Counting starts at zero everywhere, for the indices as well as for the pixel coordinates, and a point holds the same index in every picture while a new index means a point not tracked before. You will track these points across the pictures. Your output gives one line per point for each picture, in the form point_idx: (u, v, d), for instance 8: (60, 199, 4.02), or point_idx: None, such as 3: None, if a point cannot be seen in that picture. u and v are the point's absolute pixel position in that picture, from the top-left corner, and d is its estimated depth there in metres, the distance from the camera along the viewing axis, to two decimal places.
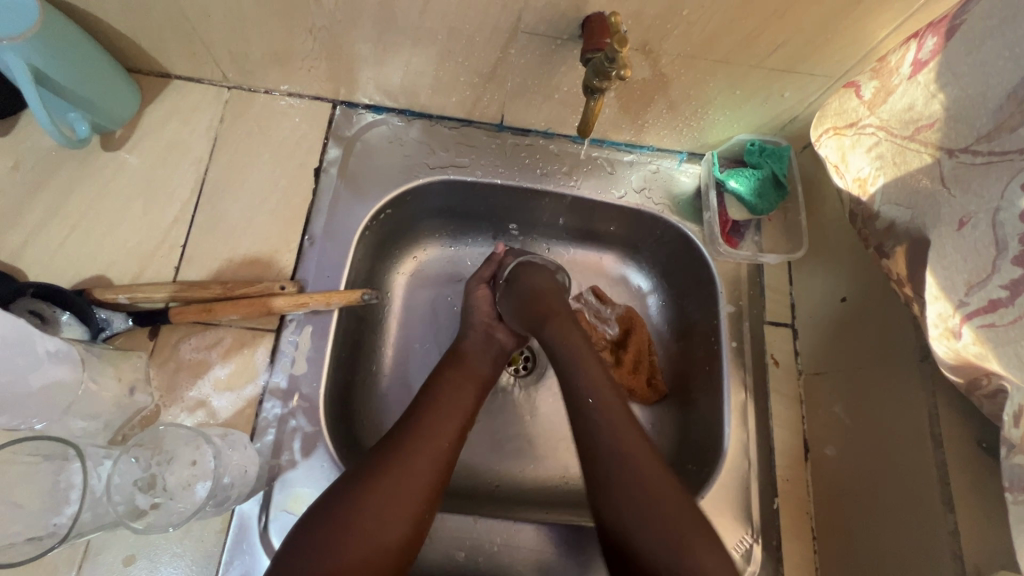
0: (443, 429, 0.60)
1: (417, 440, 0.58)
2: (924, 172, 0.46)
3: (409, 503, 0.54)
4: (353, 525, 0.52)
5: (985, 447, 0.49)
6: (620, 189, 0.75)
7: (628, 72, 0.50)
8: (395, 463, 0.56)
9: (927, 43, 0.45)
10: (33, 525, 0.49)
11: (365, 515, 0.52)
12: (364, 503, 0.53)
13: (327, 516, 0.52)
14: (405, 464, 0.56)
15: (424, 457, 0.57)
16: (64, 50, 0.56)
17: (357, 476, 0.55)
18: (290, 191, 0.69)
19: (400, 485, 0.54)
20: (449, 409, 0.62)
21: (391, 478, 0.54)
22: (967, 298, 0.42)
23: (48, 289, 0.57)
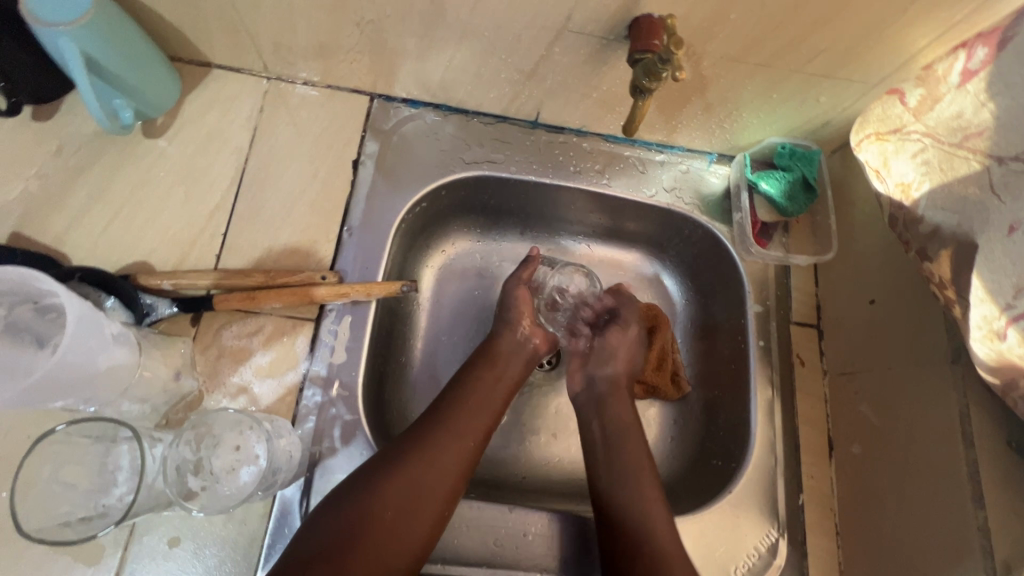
0: (467, 424, 0.60)
1: (441, 435, 0.58)
2: (971, 181, 0.47)
3: (430, 500, 0.55)
4: (374, 519, 0.52)
5: (1014, 446, 0.52)
6: (650, 188, 0.76)
7: (683, 75, 0.51)
8: (418, 460, 0.56)
9: (978, 53, 0.47)
10: (86, 504, 0.50)
11: (385, 504, 0.53)
12: (385, 499, 0.53)
13: (349, 509, 0.53)
14: (427, 461, 0.56)
15: (449, 452, 0.58)
16: (114, 37, 0.57)
17: (379, 470, 0.55)
18: (329, 182, 0.70)
19: (424, 483, 0.55)
20: (474, 405, 0.62)
21: (414, 478, 0.55)
22: (1014, 301, 0.43)
23: (96, 274, 0.58)
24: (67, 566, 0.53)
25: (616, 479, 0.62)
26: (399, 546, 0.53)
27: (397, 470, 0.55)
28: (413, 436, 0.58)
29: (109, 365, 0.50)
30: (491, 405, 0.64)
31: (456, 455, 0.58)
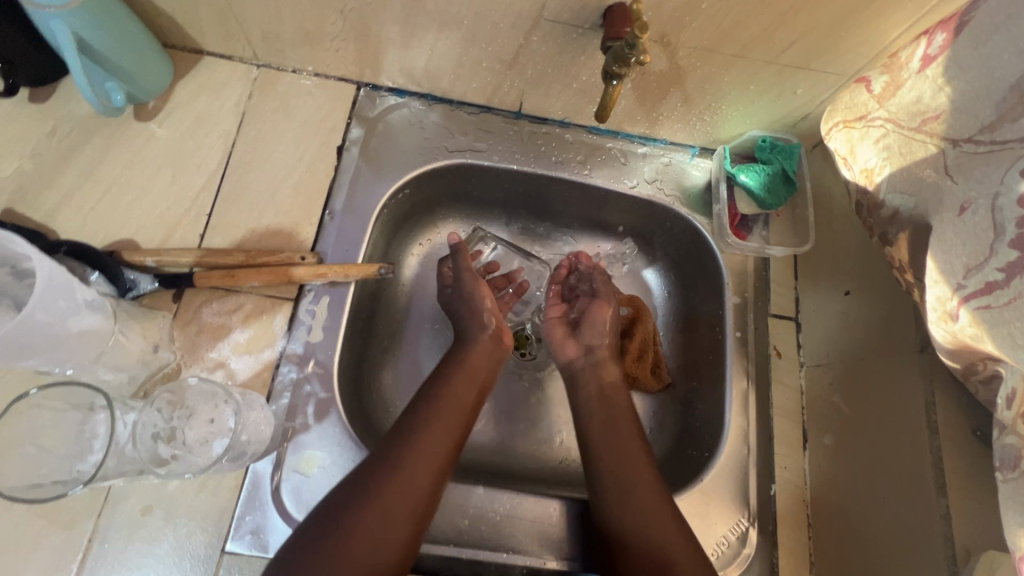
0: (435, 436, 0.57)
1: (407, 456, 0.55)
2: (927, 163, 0.48)
3: (405, 520, 0.53)
4: (351, 547, 0.50)
5: (978, 434, 0.52)
6: (631, 181, 0.76)
7: (648, 58, 0.52)
8: (386, 482, 0.53)
9: (937, 39, 0.47)
10: (59, 469, 0.52)
11: (371, 521, 0.51)
12: (352, 530, 0.51)
13: (320, 536, 0.50)
14: (392, 485, 0.53)
15: (417, 470, 0.54)
16: (106, 20, 0.58)
17: (348, 498, 0.52)
18: (313, 167, 0.71)
19: (394, 506, 0.52)
20: (438, 416, 0.59)
21: (382, 504, 0.52)
22: (964, 281, 0.44)
23: (81, 248, 0.60)
24: (43, 530, 0.54)
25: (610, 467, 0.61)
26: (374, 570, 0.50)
27: (364, 497, 0.52)
28: (382, 456, 0.55)
29: (81, 330, 0.51)
30: (462, 410, 0.60)
31: (427, 471, 0.55)
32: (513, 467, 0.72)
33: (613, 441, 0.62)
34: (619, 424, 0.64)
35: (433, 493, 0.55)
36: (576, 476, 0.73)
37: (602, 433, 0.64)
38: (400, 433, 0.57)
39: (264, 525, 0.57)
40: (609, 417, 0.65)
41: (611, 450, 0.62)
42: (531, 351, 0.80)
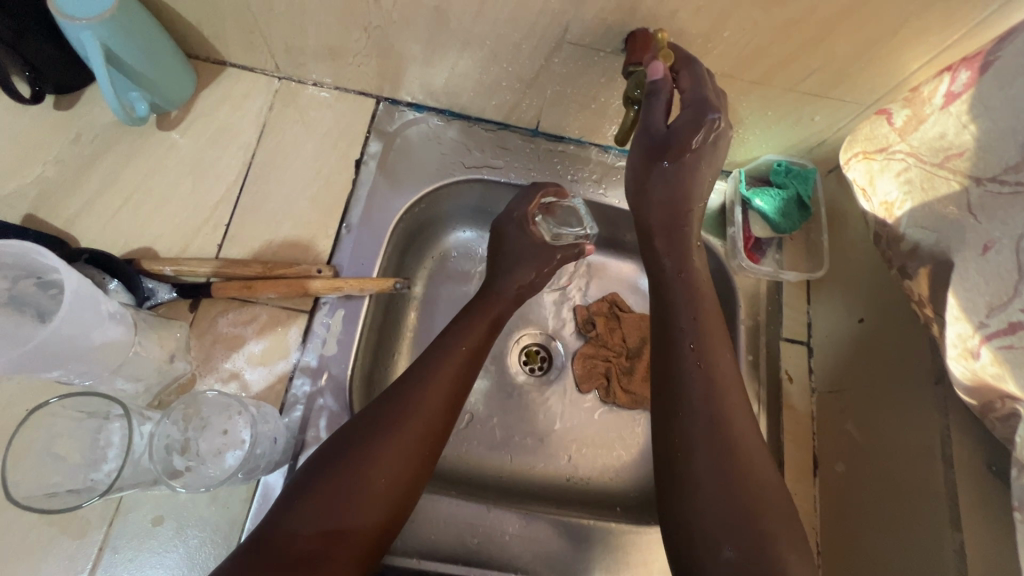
0: (454, 377, 0.58)
1: (427, 393, 0.56)
2: (951, 200, 0.50)
3: (418, 452, 0.53)
4: (358, 489, 0.50)
5: (994, 471, 0.51)
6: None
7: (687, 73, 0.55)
8: (407, 415, 0.54)
9: (961, 76, 0.50)
10: (74, 478, 0.52)
11: (373, 470, 0.51)
12: (370, 461, 0.51)
13: (328, 474, 0.50)
14: (414, 419, 0.54)
15: (436, 407, 0.55)
16: (135, 32, 0.59)
17: (367, 427, 0.53)
18: (331, 180, 0.72)
19: (416, 442, 0.53)
20: (459, 358, 0.59)
21: (405, 437, 0.53)
22: (987, 319, 0.46)
23: (101, 256, 0.60)
24: (55, 537, 0.54)
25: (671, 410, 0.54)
26: (386, 506, 0.51)
27: (381, 429, 0.53)
28: (400, 392, 0.55)
29: (104, 342, 0.52)
30: (480, 353, 0.62)
31: (442, 408, 0.56)
32: (522, 484, 0.72)
33: (722, 446, 0.50)
34: (726, 413, 0.52)
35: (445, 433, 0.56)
36: (586, 497, 0.73)
37: (692, 384, 0.53)
38: (419, 370, 0.57)
39: None
40: (706, 382, 0.53)
41: (708, 465, 0.49)
42: (541, 366, 0.79)
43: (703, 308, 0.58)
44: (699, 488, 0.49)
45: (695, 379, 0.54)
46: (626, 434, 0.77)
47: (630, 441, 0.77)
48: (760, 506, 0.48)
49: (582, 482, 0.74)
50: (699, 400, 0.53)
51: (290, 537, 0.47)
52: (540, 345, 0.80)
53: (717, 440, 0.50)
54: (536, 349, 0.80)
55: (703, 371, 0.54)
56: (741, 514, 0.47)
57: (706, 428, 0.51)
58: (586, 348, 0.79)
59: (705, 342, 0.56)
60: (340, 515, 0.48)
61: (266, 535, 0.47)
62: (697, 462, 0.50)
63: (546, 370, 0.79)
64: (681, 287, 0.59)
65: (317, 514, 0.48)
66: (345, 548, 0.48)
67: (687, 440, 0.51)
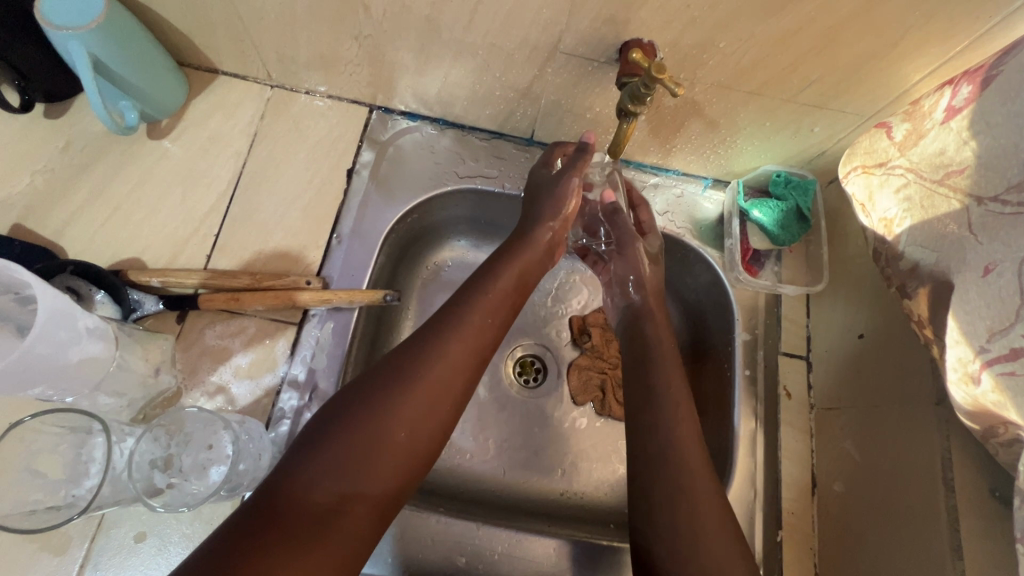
0: (479, 330, 0.56)
1: (453, 345, 0.53)
2: (951, 218, 0.48)
3: (441, 408, 0.51)
4: (380, 442, 0.47)
5: (997, 495, 0.49)
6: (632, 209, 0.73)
7: (683, 91, 0.50)
8: (428, 368, 0.51)
9: (962, 91, 0.48)
10: (53, 494, 0.51)
11: (395, 423, 0.48)
12: (391, 413, 0.48)
13: (346, 424, 0.47)
14: (437, 372, 0.51)
15: (458, 359, 0.53)
16: (124, 41, 0.59)
17: (386, 380, 0.50)
18: (322, 190, 0.71)
19: (437, 396, 0.51)
20: (482, 312, 0.57)
21: (427, 391, 0.50)
22: (988, 344, 0.44)
23: (87, 268, 0.60)
24: (36, 553, 0.54)
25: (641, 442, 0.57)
26: (406, 463, 0.48)
27: (403, 380, 0.50)
28: (414, 351, 0.52)
29: (82, 359, 0.52)
30: (505, 304, 0.60)
31: (468, 361, 0.54)
32: (515, 498, 0.71)
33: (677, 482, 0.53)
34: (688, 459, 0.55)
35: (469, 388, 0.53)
36: (580, 513, 0.71)
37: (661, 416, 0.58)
38: (445, 324, 0.55)
39: None
40: (672, 425, 0.57)
41: (667, 508, 0.52)
42: (535, 377, 0.78)
43: (667, 355, 0.63)
44: (671, 527, 0.51)
45: (665, 423, 0.57)
46: (621, 448, 0.75)
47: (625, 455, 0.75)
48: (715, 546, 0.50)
49: (575, 497, 0.72)
50: (662, 447, 0.56)
51: (304, 492, 0.43)
52: (534, 355, 0.79)
53: (676, 478, 0.54)
54: (531, 360, 0.79)
55: (665, 413, 0.58)
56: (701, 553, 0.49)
57: (674, 475, 0.54)
58: (581, 360, 0.77)
59: (669, 388, 0.60)
60: (358, 472, 0.45)
61: (282, 486, 0.44)
62: (662, 503, 0.53)
63: (540, 381, 0.78)
64: (652, 345, 0.64)
65: (337, 467, 0.45)
66: (362, 506, 0.45)
67: (657, 480, 0.54)
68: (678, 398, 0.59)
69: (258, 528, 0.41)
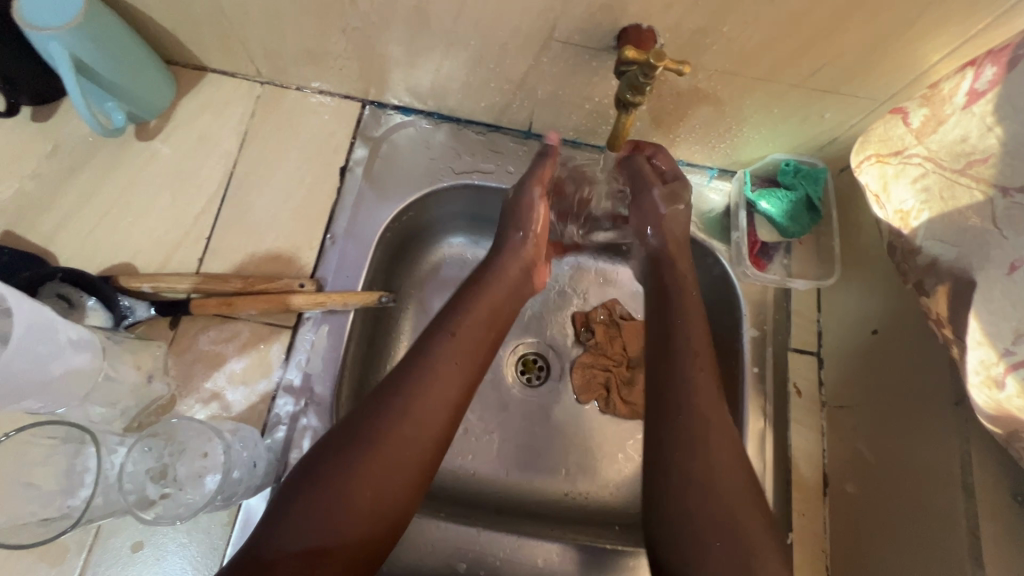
0: (453, 378, 0.52)
1: (420, 395, 0.50)
2: (974, 211, 0.46)
3: (413, 462, 0.48)
4: (349, 500, 0.45)
5: (1020, 500, 0.48)
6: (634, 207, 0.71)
7: (687, 68, 0.49)
8: (397, 423, 0.48)
9: (986, 73, 0.46)
10: (47, 506, 0.50)
11: (363, 481, 0.46)
12: (356, 473, 0.46)
13: (315, 484, 0.45)
14: (402, 425, 0.48)
15: (433, 409, 0.50)
16: (107, 43, 0.57)
17: (352, 432, 0.48)
18: (315, 189, 0.69)
19: (404, 452, 0.48)
20: (454, 359, 0.53)
21: (393, 447, 0.47)
22: (1014, 347, 0.42)
23: (76, 275, 0.58)
24: (33, 564, 0.53)
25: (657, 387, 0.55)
26: (375, 522, 0.46)
27: (371, 434, 0.47)
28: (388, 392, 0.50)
29: (65, 371, 0.51)
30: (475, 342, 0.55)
31: (441, 409, 0.50)
32: (517, 501, 0.70)
33: (693, 441, 0.51)
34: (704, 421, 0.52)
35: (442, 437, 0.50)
36: (584, 515, 0.70)
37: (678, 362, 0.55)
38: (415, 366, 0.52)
39: None
40: (691, 374, 0.54)
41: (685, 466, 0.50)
42: (538, 376, 0.76)
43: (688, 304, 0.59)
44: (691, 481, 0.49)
45: (685, 374, 0.55)
46: (626, 447, 0.73)
47: (631, 454, 0.73)
48: (733, 500, 0.49)
49: (579, 498, 0.71)
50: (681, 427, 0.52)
51: (274, 553, 0.43)
52: (537, 353, 0.77)
53: (695, 438, 0.51)
54: (534, 358, 0.77)
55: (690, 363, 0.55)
56: (723, 512, 0.48)
57: (694, 429, 0.52)
58: (585, 357, 0.75)
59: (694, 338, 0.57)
60: (328, 530, 0.44)
61: (253, 547, 0.43)
62: (683, 458, 0.50)
63: (543, 380, 0.76)
64: (679, 331, 0.58)
65: (305, 527, 0.44)
66: (329, 565, 0.43)
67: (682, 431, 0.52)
68: (698, 348, 0.56)
69: None
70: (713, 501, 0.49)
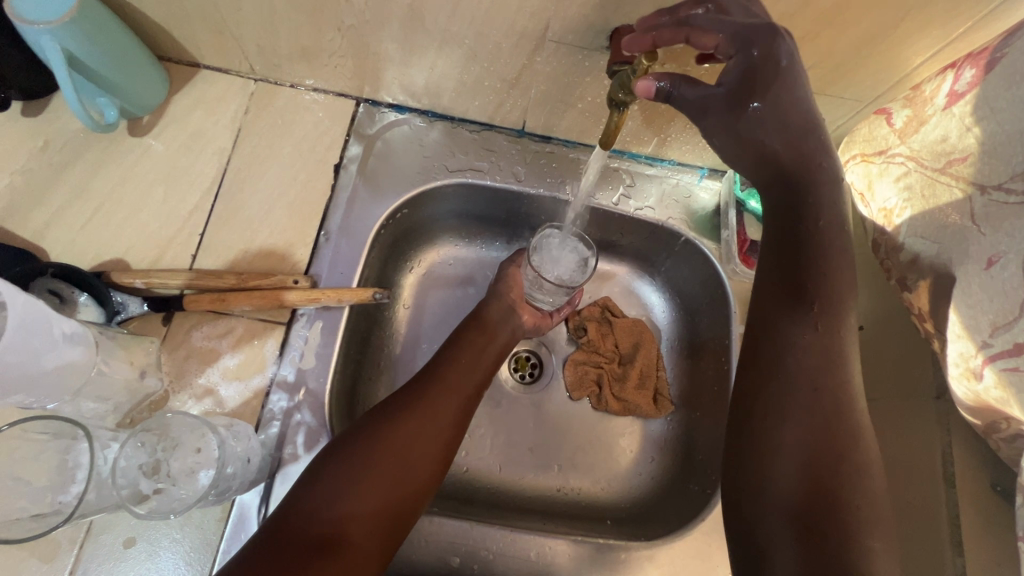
0: (465, 375, 0.60)
1: (438, 390, 0.57)
2: (953, 208, 0.47)
3: (433, 440, 0.54)
4: (373, 467, 0.50)
5: (998, 490, 0.49)
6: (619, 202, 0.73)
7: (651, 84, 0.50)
8: (418, 404, 0.55)
9: (966, 75, 0.47)
10: (39, 502, 0.50)
11: (387, 451, 0.51)
12: (387, 443, 0.52)
13: (345, 453, 0.51)
14: (423, 413, 0.55)
15: (450, 401, 0.57)
16: (99, 38, 0.56)
17: (377, 413, 0.54)
18: (309, 186, 0.69)
19: (423, 427, 0.54)
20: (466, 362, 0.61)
21: (412, 424, 0.54)
22: (991, 339, 0.43)
23: (69, 271, 0.58)
24: (23, 561, 0.53)
25: (777, 333, 0.48)
26: (402, 491, 0.51)
27: (393, 415, 0.54)
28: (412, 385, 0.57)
29: (58, 365, 0.51)
30: (491, 351, 0.64)
31: (455, 398, 0.57)
32: (510, 496, 0.70)
33: (811, 404, 0.46)
34: (829, 379, 0.46)
35: (460, 424, 0.57)
36: (576, 509, 0.70)
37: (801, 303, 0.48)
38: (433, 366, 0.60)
39: None
40: (817, 357, 0.47)
41: (798, 434, 0.45)
42: (531, 373, 0.77)
43: (835, 288, 0.48)
44: (786, 449, 0.45)
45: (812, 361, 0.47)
46: (619, 443, 0.74)
47: (623, 449, 0.74)
48: (847, 482, 0.43)
49: (572, 494, 0.72)
50: (799, 384, 0.47)
51: (306, 517, 0.48)
52: (530, 351, 0.78)
53: (808, 421, 0.45)
54: (527, 356, 0.78)
55: (819, 352, 0.47)
56: (827, 498, 0.43)
57: (811, 397, 0.46)
58: (577, 355, 0.76)
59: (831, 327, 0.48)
60: (354, 495, 0.49)
61: (289, 513, 0.48)
62: (782, 440, 0.45)
63: (536, 377, 0.77)
64: (812, 249, 0.48)
65: (334, 491, 0.49)
66: (360, 529, 0.48)
67: (786, 410, 0.46)
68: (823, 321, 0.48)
69: (269, 548, 0.46)
70: (819, 479, 0.43)
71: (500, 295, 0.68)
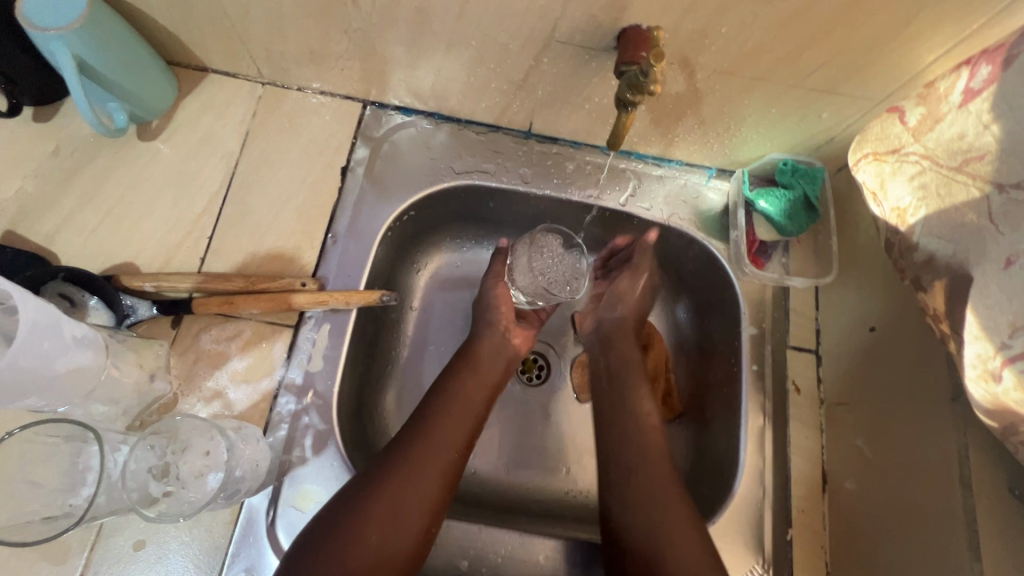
0: (451, 433, 0.58)
1: (426, 452, 0.56)
2: (969, 207, 0.47)
3: (415, 509, 0.53)
4: (356, 544, 0.50)
5: (1016, 493, 0.48)
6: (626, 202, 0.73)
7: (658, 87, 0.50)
8: (402, 473, 0.54)
9: (981, 72, 0.47)
10: (50, 504, 0.50)
11: (369, 528, 0.51)
12: (369, 517, 0.51)
13: (330, 530, 0.51)
14: (411, 470, 0.54)
15: (435, 464, 0.56)
16: (109, 43, 0.57)
17: (362, 485, 0.53)
18: (317, 188, 0.69)
19: (408, 496, 0.53)
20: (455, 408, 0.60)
21: (397, 494, 0.53)
22: (1009, 340, 0.43)
23: (79, 275, 0.58)
24: (35, 564, 0.53)
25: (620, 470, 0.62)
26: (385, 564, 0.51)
27: (376, 488, 0.53)
28: (397, 448, 0.56)
29: (69, 369, 0.51)
30: (478, 401, 0.62)
31: (440, 462, 0.56)
32: (518, 499, 0.70)
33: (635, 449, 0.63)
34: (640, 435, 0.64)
35: (445, 485, 0.55)
36: (585, 513, 0.70)
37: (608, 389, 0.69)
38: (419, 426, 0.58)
39: (258, 564, 0.55)
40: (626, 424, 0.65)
41: (639, 524, 0.58)
42: (538, 375, 0.76)
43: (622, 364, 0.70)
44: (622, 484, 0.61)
45: (638, 530, 0.58)
46: None
47: None
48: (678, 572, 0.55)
49: (580, 497, 0.71)
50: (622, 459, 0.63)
51: None
52: (537, 353, 0.77)
53: (632, 473, 0.62)
54: (534, 358, 0.77)
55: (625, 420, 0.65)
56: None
57: (632, 450, 0.63)
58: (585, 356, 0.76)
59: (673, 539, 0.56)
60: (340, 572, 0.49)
61: None
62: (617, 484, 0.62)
63: (544, 379, 0.76)
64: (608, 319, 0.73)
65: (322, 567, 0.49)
66: None
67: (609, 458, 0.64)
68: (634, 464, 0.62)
69: None
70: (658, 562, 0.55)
71: (491, 326, 0.68)
